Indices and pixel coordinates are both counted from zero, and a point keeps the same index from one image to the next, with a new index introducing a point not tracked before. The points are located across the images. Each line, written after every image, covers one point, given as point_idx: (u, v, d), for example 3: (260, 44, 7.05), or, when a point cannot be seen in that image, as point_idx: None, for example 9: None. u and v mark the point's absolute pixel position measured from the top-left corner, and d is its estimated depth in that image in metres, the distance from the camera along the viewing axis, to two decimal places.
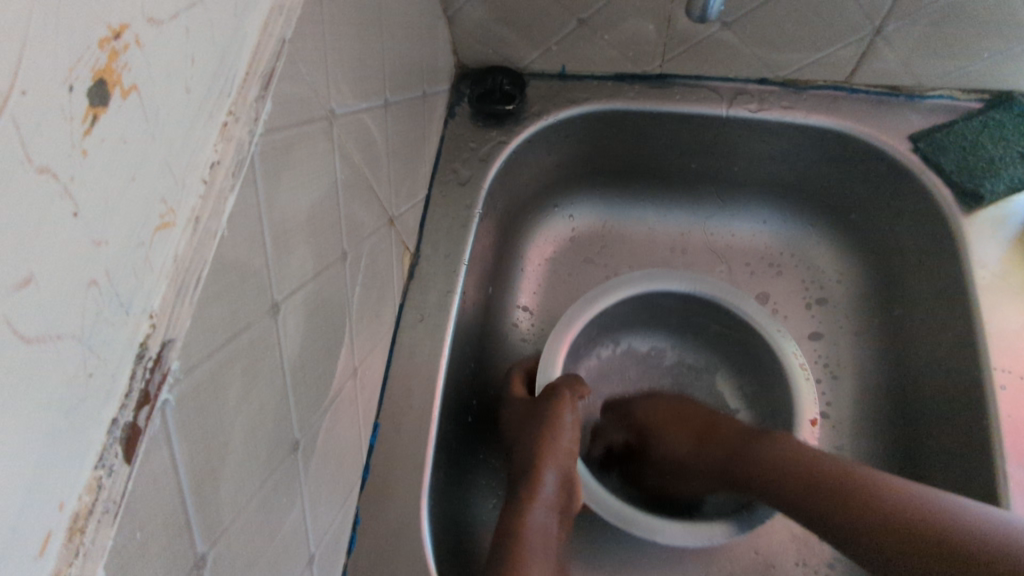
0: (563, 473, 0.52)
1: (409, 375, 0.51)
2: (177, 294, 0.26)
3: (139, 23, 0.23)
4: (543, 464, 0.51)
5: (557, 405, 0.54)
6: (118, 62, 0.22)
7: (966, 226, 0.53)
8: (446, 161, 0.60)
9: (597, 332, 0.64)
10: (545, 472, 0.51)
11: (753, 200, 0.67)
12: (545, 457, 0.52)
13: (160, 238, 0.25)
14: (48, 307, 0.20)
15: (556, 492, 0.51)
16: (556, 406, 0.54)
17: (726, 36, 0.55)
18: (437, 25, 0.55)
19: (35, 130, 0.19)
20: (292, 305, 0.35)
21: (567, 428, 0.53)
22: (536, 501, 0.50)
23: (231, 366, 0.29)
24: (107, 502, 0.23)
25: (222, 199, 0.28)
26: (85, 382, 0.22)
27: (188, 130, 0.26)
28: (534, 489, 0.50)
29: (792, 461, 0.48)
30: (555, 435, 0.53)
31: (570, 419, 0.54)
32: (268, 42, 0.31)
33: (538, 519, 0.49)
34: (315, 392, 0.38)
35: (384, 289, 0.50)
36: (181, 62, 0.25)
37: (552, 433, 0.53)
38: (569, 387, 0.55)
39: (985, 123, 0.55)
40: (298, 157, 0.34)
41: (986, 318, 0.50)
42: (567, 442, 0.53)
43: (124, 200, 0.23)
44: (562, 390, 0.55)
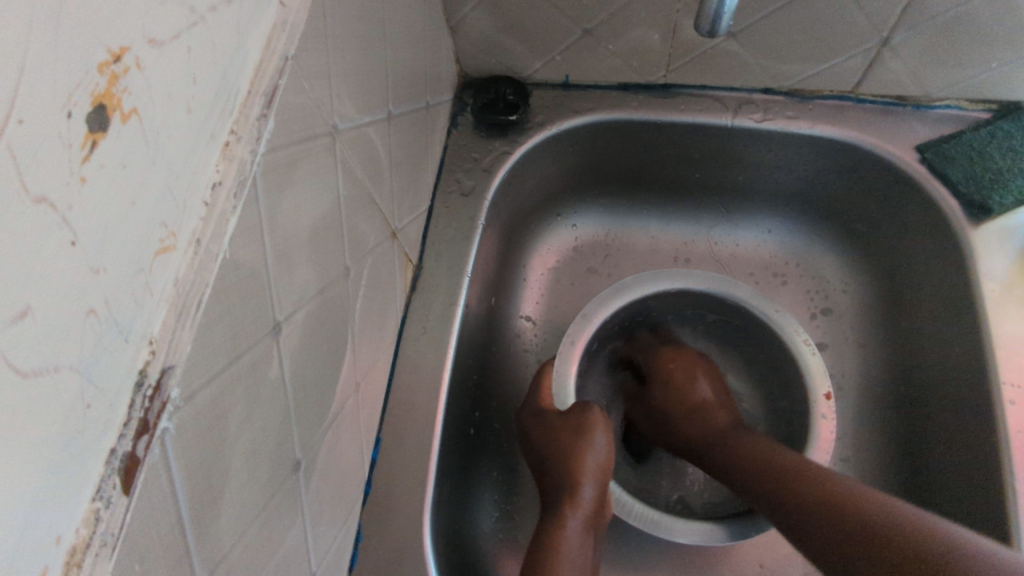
0: (597, 492, 0.52)
1: (412, 388, 0.51)
2: (177, 319, 0.25)
3: (139, 45, 0.22)
4: (578, 484, 0.52)
5: (589, 425, 0.54)
6: (118, 86, 0.22)
7: (974, 238, 0.53)
8: (449, 171, 0.59)
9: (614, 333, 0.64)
10: (580, 490, 0.51)
11: (757, 209, 0.67)
12: (579, 479, 0.52)
13: (161, 263, 0.24)
14: (46, 339, 0.20)
15: (591, 509, 0.51)
16: (585, 426, 0.54)
17: (731, 47, 0.55)
18: (441, 35, 0.55)
19: (32, 159, 0.18)
20: (294, 324, 0.34)
21: (600, 449, 0.54)
22: (572, 520, 0.50)
23: (232, 388, 0.29)
24: (105, 535, 0.22)
25: (223, 220, 0.27)
26: (83, 414, 0.21)
27: (190, 152, 0.26)
28: (573, 508, 0.50)
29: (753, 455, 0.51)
30: (586, 455, 0.53)
31: (599, 442, 0.54)
32: (271, 60, 0.30)
33: (572, 548, 0.48)
34: (316, 409, 0.38)
35: (387, 302, 0.49)
36: (182, 83, 0.25)
37: (579, 458, 0.53)
38: (598, 407, 0.55)
39: (993, 134, 0.55)
40: (301, 173, 0.34)
41: (994, 332, 0.50)
42: (599, 460, 0.53)
43: (124, 225, 0.22)
44: (592, 411, 0.55)
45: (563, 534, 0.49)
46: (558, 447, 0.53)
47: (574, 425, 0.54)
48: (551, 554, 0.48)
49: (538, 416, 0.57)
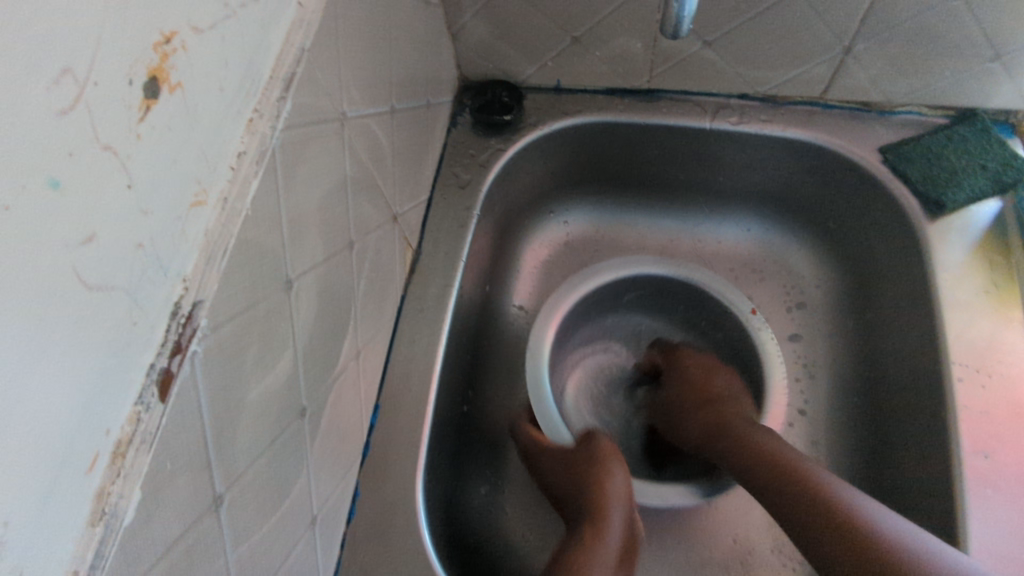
0: (625, 524, 0.51)
1: (409, 362, 0.55)
2: (206, 262, 0.30)
3: (185, 31, 0.27)
4: (603, 512, 0.51)
5: (607, 457, 0.55)
6: (167, 62, 0.26)
7: (931, 233, 0.57)
8: (448, 166, 0.64)
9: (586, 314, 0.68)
10: (608, 520, 0.50)
11: (737, 209, 0.71)
12: (605, 448, 0.56)
13: (195, 214, 0.29)
14: (104, 261, 0.24)
15: (623, 527, 0.50)
16: (603, 457, 0.55)
17: (709, 54, 0.60)
18: (442, 41, 0.60)
19: (102, 115, 0.23)
20: (303, 284, 0.39)
21: (619, 475, 0.54)
22: (615, 479, 0.53)
23: (250, 330, 0.33)
24: (144, 434, 0.26)
25: (246, 183, 0.32)
26: (131, 328, 0.26)
27: (220, 123, 0.31)
28: (614, 470, 0.54)
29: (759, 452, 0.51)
30: (608, 484, 0.53)
31: (610, 420, 0.58)
32: (289, 51, 0.35)
33: (615, 505, 0.51)
34: (321, 365, 0.42)
35: (388, 280, 0.54)
36: (217, 65, 0.30)
37: (603, 432, 0.57)
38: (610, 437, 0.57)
39: (949, 138, 0.59)
40: (313, 152, 0.39)
41: (947, 318, 0.54)
42: (621, 488, 0.53)
43: (167, 177, 0.27)
44: (609, 446, 0.56)
45: (594, 559, 0.47)
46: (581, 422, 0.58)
47: None
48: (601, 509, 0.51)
49: (552, 467, 0.57)
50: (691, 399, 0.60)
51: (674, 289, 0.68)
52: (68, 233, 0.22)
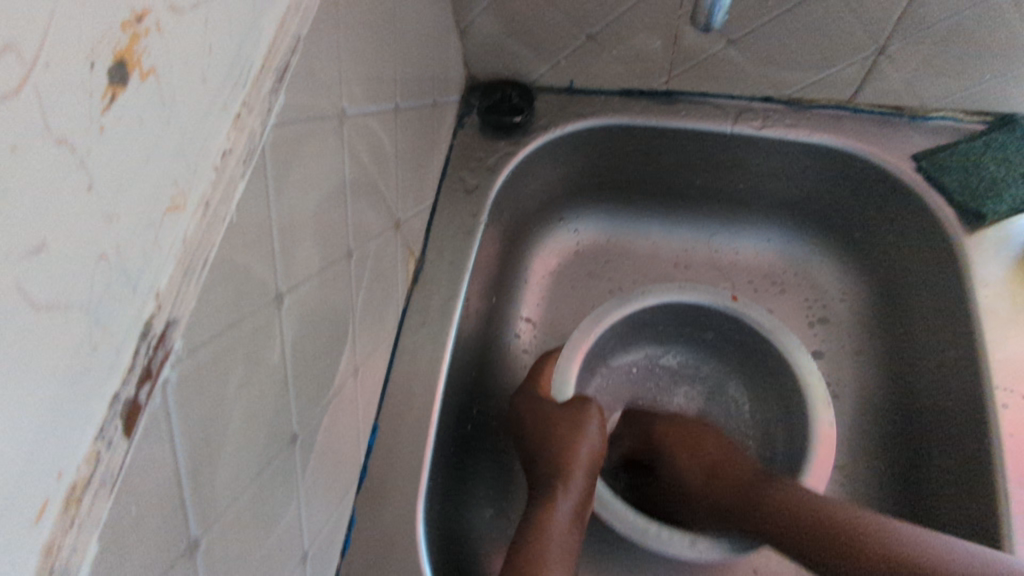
0: (588, 482, 0.52)
1: (411, 379, 0.51)
2: (183, 275, 0.26)
3: (161, 10, 0.24)
4: (569, 472, 0.52)
5: (585, 416, 0.55)
6: (139, 45, 0.23)
7: (969, 245, 0.53)
8: (454, 170, 0.60)
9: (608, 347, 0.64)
10: (572, 478, 0.52)
11: (758, 218, 0.68)
12: (570, 467, 0.53)
13: (171, 221, 0.26)
14: (58, 275, 0.20)
15: (586, 482, 0.52)
16: (581, 418, 0.55)
17: (732, 54, 0.56)
18: (450, 37, 0.56)
19: (55, 103, 0.20)
20: (296, 297, 0.35)
21: (592, 438, 0.54)
22: (561, 503, 0.51)
23: (233, 351, 0.30)
24: (105, 474, 0.23)
25: (231, 185, 0.28)
26: (89, 354, 0.22)
27: (203, 117, 0.27)
28: (561, 491, 0.51)
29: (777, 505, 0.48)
30: (580, 445, 0.54)
31: (592, 434, 0.55)
32: (284, 39, 0.32)
33: (559, 532, 0.49)
34: (315, 386, 0.39)
35: (389, 291, 0.50)
36: (200, 51, 0.26)
37: (572, 448, 0.53)
38: (597, 403, 0.56)
39: (988, 143, 0.56)
40: (309, 152, 0.35)
41: (988, 337, 0.50)
42: (592, 450, 0.54)
43: (138, 178, 0.24)
44: (591, 405, 0.56)
45: (551, 517, 0.50)
46: (555, 436, 0.54)
47: (572, 418, 0.55)
48: (535, 536, 0.49)
49: (534, 406, 0.58)
50: (698, 473, 0.56)
51: (706, 316, 0.61)
52: (12, 241, 0.19)
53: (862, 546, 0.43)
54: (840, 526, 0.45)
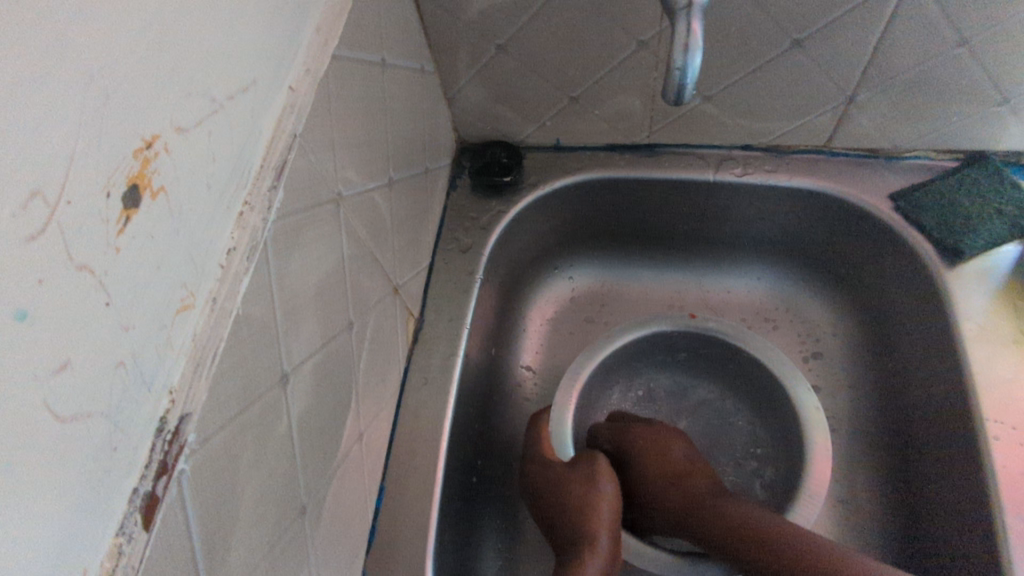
0: (612, 544, 0.52)
1: (415, 437, 0.53)
2: (194, 370, 0.28)
3: (168, 133, 0.26)
4: (594, 533, 0.52)
5: (597, 474, 0.56)
6: (149, 168, 0.25)
7: (951, 282, 0.55)
8: (449, 230, 0.63)
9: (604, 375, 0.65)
10: (597, 540, 0.52)
11: (747, 258, 0.70)
12: (593, 529, 0.52)
13: (181, 319, 0.28)
14: (81, 388, 0.22)
15: (612, 534, 0.53)
16: (594, 474, 0.57)
17: (709, 109, 0.59)
18: (438, 106, 0.59)
19: (76, 234, 0.22)
20: (301, 375, 0.37)
21: (608, 491, 0.56)
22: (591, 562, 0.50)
23: (243, 435, 0.31)
24: (127, 568, 0.24)
25: (237, 279, 0.31)
26: (111, 454, 0.24)
27: (208, 221, 0.29)
28: (589, 553, 0.51)
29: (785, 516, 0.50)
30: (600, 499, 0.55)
31: (608, 491, 0.56)
32: (281, 138, 0.34)
33: None
34: (321, 457, 0.40)
35: (390, 354, 0.52)
36: (203, 162, 0.29)
37: (592, 510, 0.54)
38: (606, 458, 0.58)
39: (961, 181, 0.58)
40: (308, 237, 0.37)
41: (976, 371, 0.51)
42: (612, 504, 0.55)
43: (150, 286, 0.26)
44: (600, 463, 0.58)
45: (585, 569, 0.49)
46: (571, 497, 0.55)
47: (584, 478, 0.56)
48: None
49: (543, 469, 0.58)
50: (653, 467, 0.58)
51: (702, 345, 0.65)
52: (38, 364, 0.21)
53: (801, 558, 0.45)
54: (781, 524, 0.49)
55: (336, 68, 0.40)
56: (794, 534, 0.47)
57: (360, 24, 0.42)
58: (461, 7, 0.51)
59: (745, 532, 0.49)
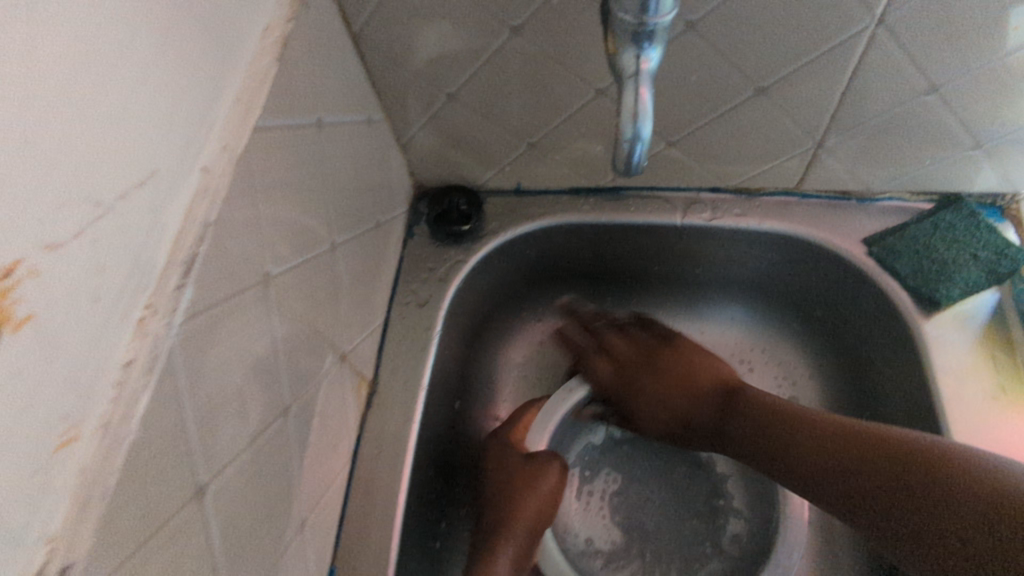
0: (527, 535, 0.55)
1: (367, 513, 0.50)
2: (80, 513, 0.25)
3: (35, 254, 0.23)
4: (509, 528, 0.55)
5: (545, 471, 0.57)
6: (9, 299, 0.22)
7: (927, 332, 0.53)
8: (406, 282, 0.60)
9: (571, 425, 0.65)
10: (512, 530, 0.55)
11: (721, 299, 0.67)
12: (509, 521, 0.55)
13: (62, 457, 0.25)
14: None
15: (519, 544, 0.54)
16: (538, 471, 0.57)
17: (673, 153, 0.56)
18: (390, 153, 0.56)
19: None
20: (223, 481, 0.34)
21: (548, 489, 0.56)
22: (503, 554, 0.53)
23: (144, 569, 0.28)
24: None
25: (134, 399, 0.28)
26: None
27: (97, 338, 0.26)
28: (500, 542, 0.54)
29: (808, 443, 0.49)
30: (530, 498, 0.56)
31: (544, 487, 0.56)
32: (191, 229, 0.31)
33: None
34: (253, 560, 0.37)
35: (339, 427, 0.49)
36: (86, 277, 0.25)
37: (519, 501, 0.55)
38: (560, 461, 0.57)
39: (937, 225, 0.55)
40: (228, 330, 0.34)
41: (954, 429, 0.49)
42: (541, 503, 0.56)
43: (18, 431, 0.22)
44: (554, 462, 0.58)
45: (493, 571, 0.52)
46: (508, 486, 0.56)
47: (531, 469, 0.57)
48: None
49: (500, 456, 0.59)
50: (680, 399, 0.58)
51: None
52: None
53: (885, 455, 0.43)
54: (890, 447, 0.43)
55: (259, 139, 0.37)
56: (841, 440, 0.47)
57: (290, 90, 0.39)
58: (405, 57, 0.48)
59: (830, 432, 0.48)
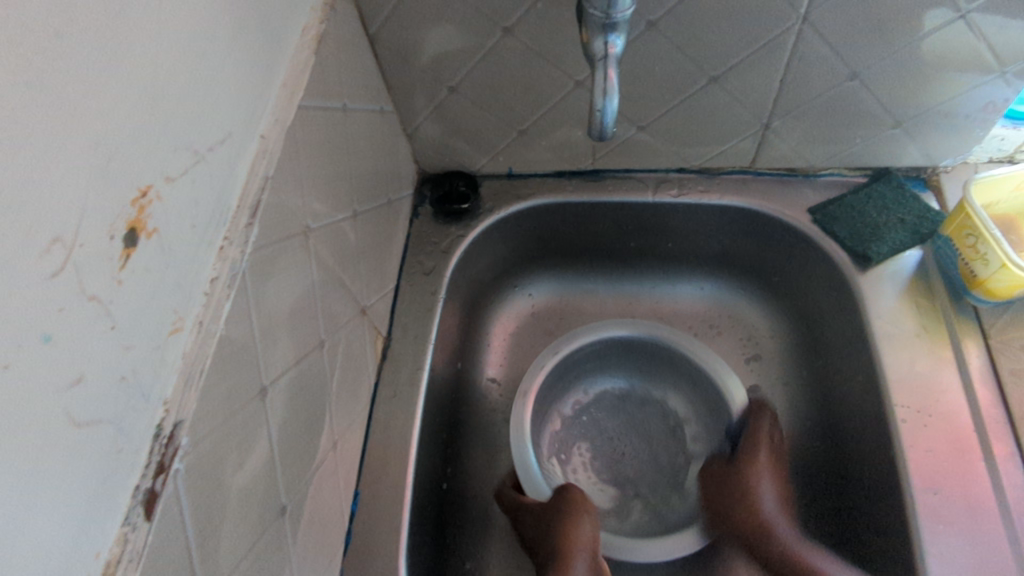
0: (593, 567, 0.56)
1: (386, 446, 0.57)
2: (186, 384, 0.33)
3: (159, 183, 0.31)
4: (570, 560, 0.56)
5: (576, 506, 0.58)
6: (144, 214, 0.30)
7: (863, 285, 0.62)
8: (413, 255, 0.68)
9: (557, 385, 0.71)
10: (575, 565, 0.55)
11: (690, 269, 0.76)
12: (569, 559, 0.56)
13: (173, 340, 0.32)
14: (92, 401, 0.27)
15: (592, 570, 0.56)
16: (574, 507, 0.58)
17: (643, 137, 0.65)
18: (398, 141, 0.65)
19: (88, 271, 0.26)
20: (277, 389, 0.42)
21: (586, 531, 0.57)
22: None
23: (226, 442, 0.36)
24: (131, 553, 0.29)
25: (219, 305, 0.35)
26: (116, 456, 0.28)
27: (193, 255, 0.34)
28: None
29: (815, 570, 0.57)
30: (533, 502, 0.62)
31: (584, 523, 0.58)
32: (254, 181, 0.39)
33: None
34: (298, 463, 0.45)
35: (360, 372, 0.56)
36: (189, 206, 0.34)
37: (568, 537, 0.57)
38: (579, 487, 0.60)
39: (869, 196, 0.65)
40: (280, 266, 0.42)
41: (886, 361, 0.58)
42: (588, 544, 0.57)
43: (147, 314, 0.30)
44: (576, 494, 0.60)
45: None
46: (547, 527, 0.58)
47: (563, 509, 0.58)
48: None
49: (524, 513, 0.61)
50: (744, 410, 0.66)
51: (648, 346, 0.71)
52: (60, 378, 0.25)
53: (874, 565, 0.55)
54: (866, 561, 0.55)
55: (302, 117, 0.45)
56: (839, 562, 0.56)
57: (323, 78, 0.48)
58: (415, 55, 0.57)
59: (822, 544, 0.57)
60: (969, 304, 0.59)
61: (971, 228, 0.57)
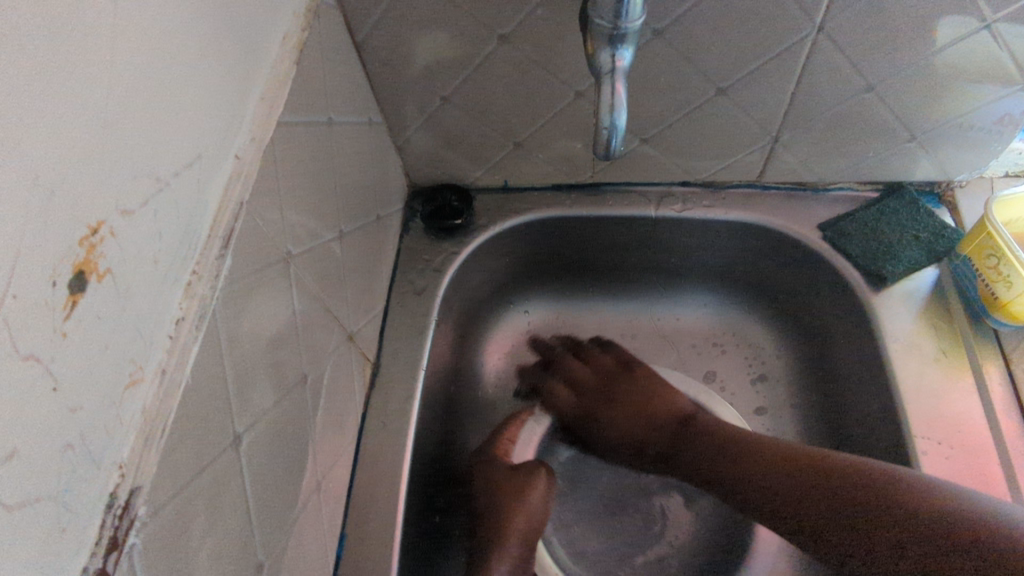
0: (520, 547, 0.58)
1: (373, 482, 0.54)
2: (145, 444, 0.29)
3: (112, 217, 0.27)
4: (503, 542, 0.57)
5: (529, 486, 0.59)
6: (95, 253, 0.26)
7: (876, 305, 0.59)
8: (403, 273, 0.64)
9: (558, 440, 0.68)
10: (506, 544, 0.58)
11: (693, 286, 0.73)
12: (505, 537, 0.58)
13: (130, 394, 0.28)
14: (28, 479, 0.23)
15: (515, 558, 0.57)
16: (525, 486, 0.59)
17: (647, 150, 0.62)
18: (388, 154, 0.61)
19: (23, 327, 0.23)
20: (254, 433, 0.38)
21: (535, 503, 0.59)
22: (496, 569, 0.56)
23: (193, 502, 0.32)
24: None
25: (185, 350, 0.32)
26: (60, 537, 0.25)
27: (155, 295, 0.30)
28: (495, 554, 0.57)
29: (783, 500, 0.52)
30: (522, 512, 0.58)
31: (534, 501, 0.59)
32: (227, 207, 0.36)
33: None
34: (277, 512, 0.41)
35: (347, 402, 0.53)
36: (150, 240, 0.30)
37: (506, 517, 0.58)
38: (544, 475, 0.60)
39: (880, 212, 0.62)
40: (257, 299, 0.38)
41: (903, 387, 0.55)
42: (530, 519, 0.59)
43: (98, 368, 0.26)
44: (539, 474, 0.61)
45: None
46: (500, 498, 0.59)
47: (516, 488, 0.59)
48: None
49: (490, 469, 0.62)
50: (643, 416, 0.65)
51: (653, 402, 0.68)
52: None
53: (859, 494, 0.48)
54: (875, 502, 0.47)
55: (282, 133, 0.41)
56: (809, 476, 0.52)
57: (306, 90, 0.44)
58: (405, 63, 0.53)
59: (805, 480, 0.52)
60: (989, 327, 0.57)
61: (993, 248, 0.54)
